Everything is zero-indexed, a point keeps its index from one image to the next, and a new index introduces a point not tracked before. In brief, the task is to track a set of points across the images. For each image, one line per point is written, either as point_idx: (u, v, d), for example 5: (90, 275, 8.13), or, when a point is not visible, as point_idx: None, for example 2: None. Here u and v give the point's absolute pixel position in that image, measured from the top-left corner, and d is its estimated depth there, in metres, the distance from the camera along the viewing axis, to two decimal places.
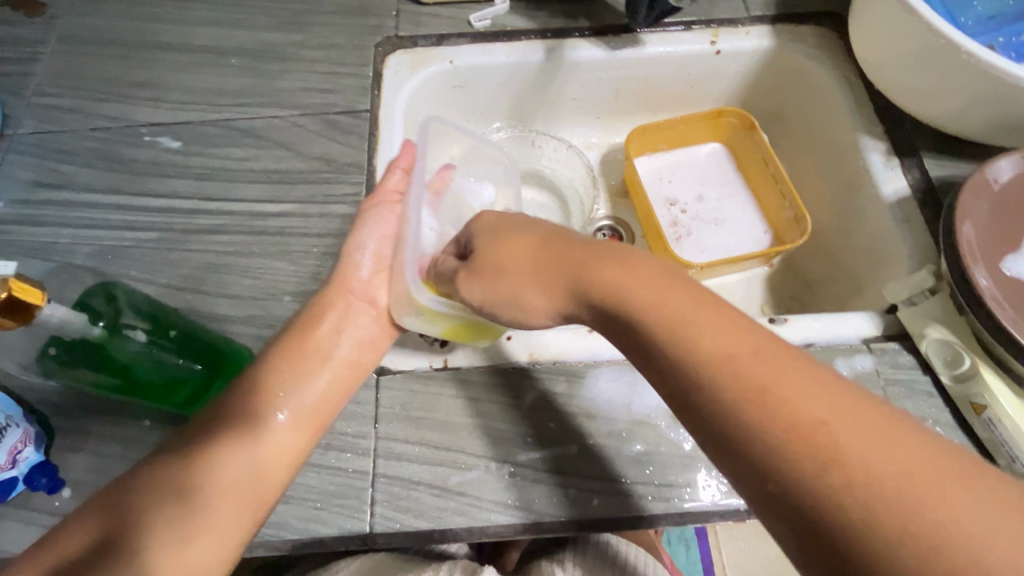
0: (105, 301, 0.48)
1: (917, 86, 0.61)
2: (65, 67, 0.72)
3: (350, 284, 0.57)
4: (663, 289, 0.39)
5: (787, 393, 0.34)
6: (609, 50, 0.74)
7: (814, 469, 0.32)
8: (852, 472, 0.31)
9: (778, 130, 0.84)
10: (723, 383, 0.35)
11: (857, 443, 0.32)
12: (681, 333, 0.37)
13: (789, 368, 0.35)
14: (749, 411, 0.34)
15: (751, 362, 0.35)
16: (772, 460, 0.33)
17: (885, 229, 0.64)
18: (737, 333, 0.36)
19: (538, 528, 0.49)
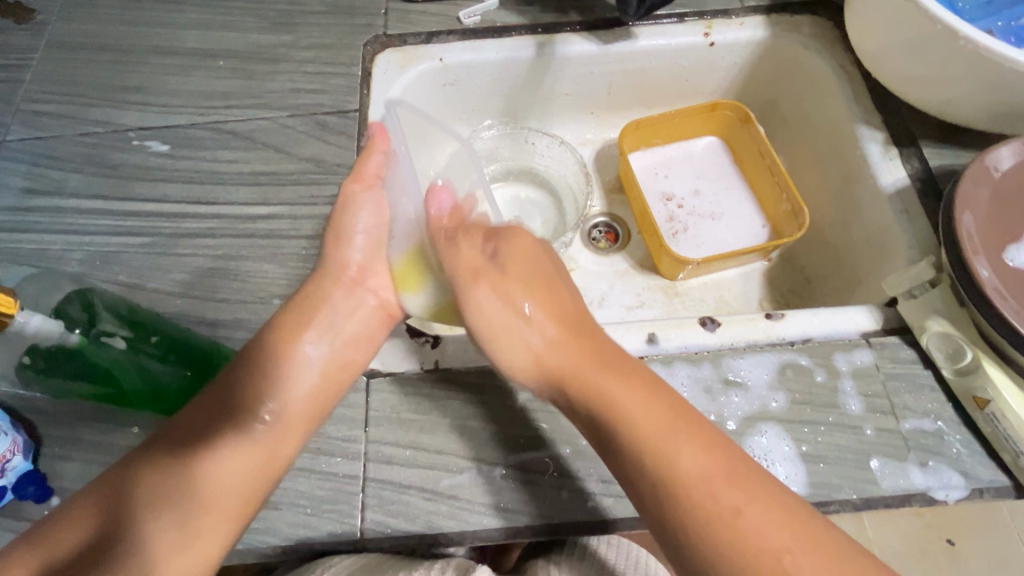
0: (81, 309, 0.49)
1: (914, 73, 0.59)
2: (54, 72, 0.72)
3: (345, 276, 0.58)
4: (596, 368, 0.48)
5: (675, 463, 0.43)
6: (601, 45, 0.73)
7: (706, 526, 0.41)
8: (723, 523, 0.40)
9: (775, 122, 0.82)
10: (643, 454, 0.44)
11: (739, 506, 0.41)
12: (615, 410, 0.46)
13: (695, 445, 0.44)
14: (660, 477, 0.43)
15: (663, 436, 0.44)
16: (660, 511, 0.42)
17: (885, 220, 0.62)
18: (661, 414, 0.45)
19: (532, 531, 0.49)
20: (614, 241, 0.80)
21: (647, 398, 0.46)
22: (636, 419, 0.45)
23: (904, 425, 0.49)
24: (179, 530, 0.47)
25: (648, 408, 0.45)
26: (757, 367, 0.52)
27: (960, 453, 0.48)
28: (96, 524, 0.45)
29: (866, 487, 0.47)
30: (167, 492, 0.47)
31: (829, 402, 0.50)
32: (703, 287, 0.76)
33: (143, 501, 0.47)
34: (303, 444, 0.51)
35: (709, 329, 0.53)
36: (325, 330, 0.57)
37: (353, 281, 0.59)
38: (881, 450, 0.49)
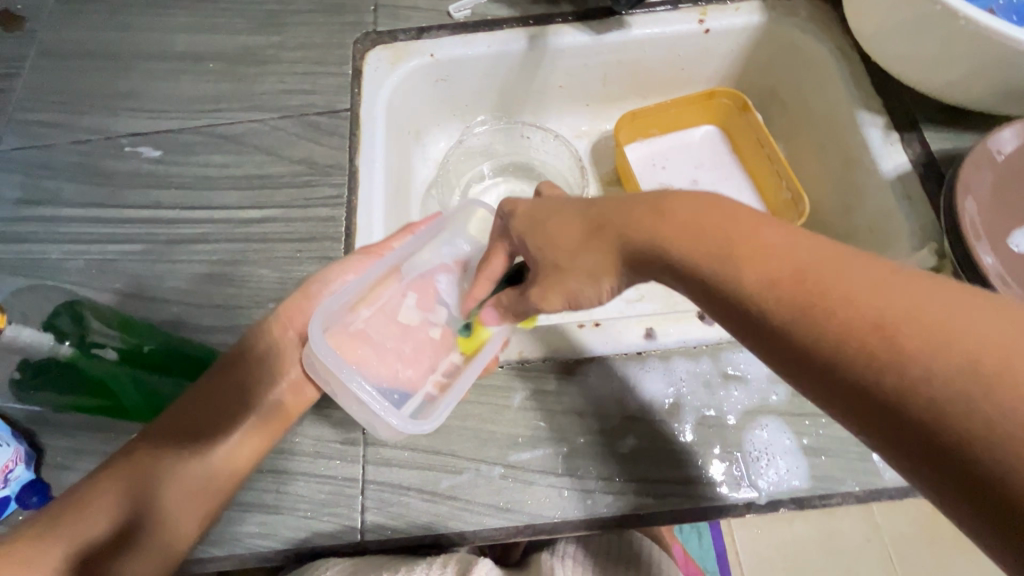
0: (73, 323, 0.56)
1: (913, 55, 0.58)
2: (45, 81, 0.71)
3: (298, 320, 0.54)
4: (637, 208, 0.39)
5: (816, 275, 0.32)
6: (594, 35, 0.72)
7: (842, 315, 0.30)
8: (904, 341, 0.28)
9: (773, 109, 0.81)
10: (713, 258, 0.35)
11: (873, 287, 0.30)
12: (678, 224, 0.37)
13: (806, 242, 0.33)
14: (760, 270, 0.33)
15: (760, 227, 0.35)
16: (814, 343, 0.31)
17: (886, 207, 0.61)
18: (749, 223, 0.35)
19: (531, 530, 0.48)
20: None
21: (725, 209, 0.37)
22: (687, 224, 0.37)
23: None
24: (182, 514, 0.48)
25: (709, 214, 0.37)
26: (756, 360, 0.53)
27: None
28: (114, 511, 0.48)
29: None
30: (175, 483, 0.49)
31: None
32: None
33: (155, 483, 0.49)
34: (302, 447, 0.51)
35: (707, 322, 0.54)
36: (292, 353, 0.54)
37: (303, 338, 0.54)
38: None
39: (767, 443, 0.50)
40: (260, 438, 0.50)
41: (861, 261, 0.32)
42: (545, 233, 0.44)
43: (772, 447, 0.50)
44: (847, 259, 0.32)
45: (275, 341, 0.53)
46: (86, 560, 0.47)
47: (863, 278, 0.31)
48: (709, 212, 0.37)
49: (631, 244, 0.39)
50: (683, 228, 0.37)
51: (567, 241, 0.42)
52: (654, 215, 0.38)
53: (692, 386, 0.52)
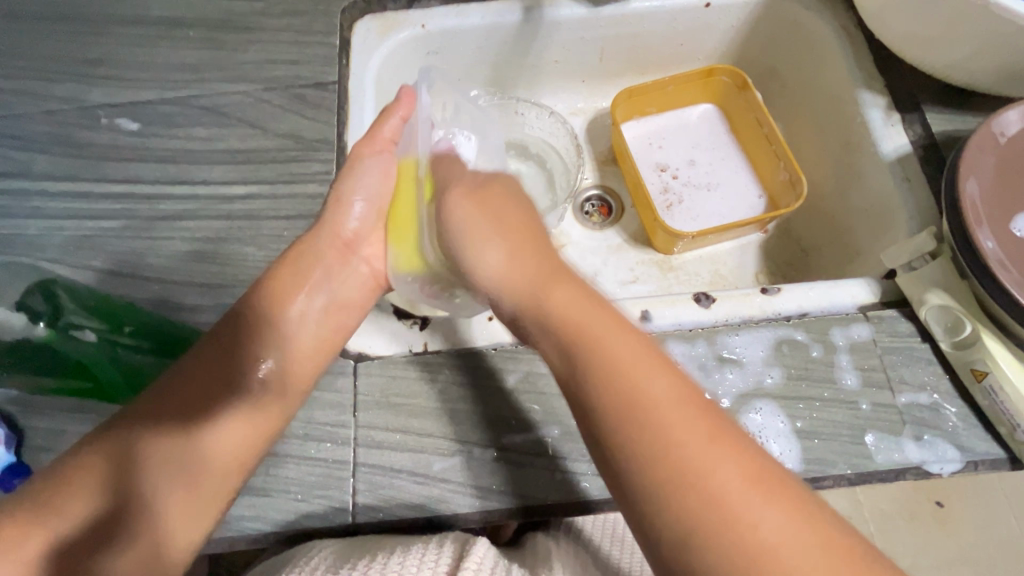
0: (44, 301, 0.51)
1: (919, 33, 0.57)
2: (14, 45, 0.68)
3: (341, 234, 0.58)
4: (603, 318, 0.44)
5: (661, 426, 0.38)
6: (591, 7, 0.70)
7: (699, 513, 0.36)
8: (716, 513, 0.36)
9: (772, 87, 0.80)
10: (629, 426, 0.39)
11: (733, 488, 0.36)
12: (629, 388, 0.40)
13: (706, 439, 0.38)
14: (650, 460, 0.38)
15: (676, 422, 0.39)
16: (658, 504, 0.37)
17: (884, 189, 0.61)
18: (675, 408, 0.39)
19: (523, 512, 0.48)
20: (607, 215, 0.78)
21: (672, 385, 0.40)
22: (631, 382, 0.40)
23: (900, 399, 0.49)
24: (187, 503, 0.46)
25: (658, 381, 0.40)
26: (753, 343, 0.51)
27: (955, 426, 0.48)
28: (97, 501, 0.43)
29: (860, 463, 0.47)
30: (175, 469, 0.46)
31: (825, 377, 0.49)
32: (698, 261, 0.74)
33: (157, 474, 0.45)
34: (292, 430, 0.50)
35: (703, 305, 0.52)
36: (321, 289, 0.56)
37: (346, 247, 0.59)
38: (877, 426, 0.48)
39: (761, 427, 0.48)
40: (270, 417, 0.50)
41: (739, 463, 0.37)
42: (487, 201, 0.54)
43: (766, 429, 0.48)
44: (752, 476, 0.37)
45: (316, 276, 0.56)
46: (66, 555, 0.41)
47: (730, 466, 0.37)
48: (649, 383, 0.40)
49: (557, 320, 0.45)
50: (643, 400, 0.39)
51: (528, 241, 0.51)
52: (582, 313, 0.44)
53: (686, 369, 0.50)
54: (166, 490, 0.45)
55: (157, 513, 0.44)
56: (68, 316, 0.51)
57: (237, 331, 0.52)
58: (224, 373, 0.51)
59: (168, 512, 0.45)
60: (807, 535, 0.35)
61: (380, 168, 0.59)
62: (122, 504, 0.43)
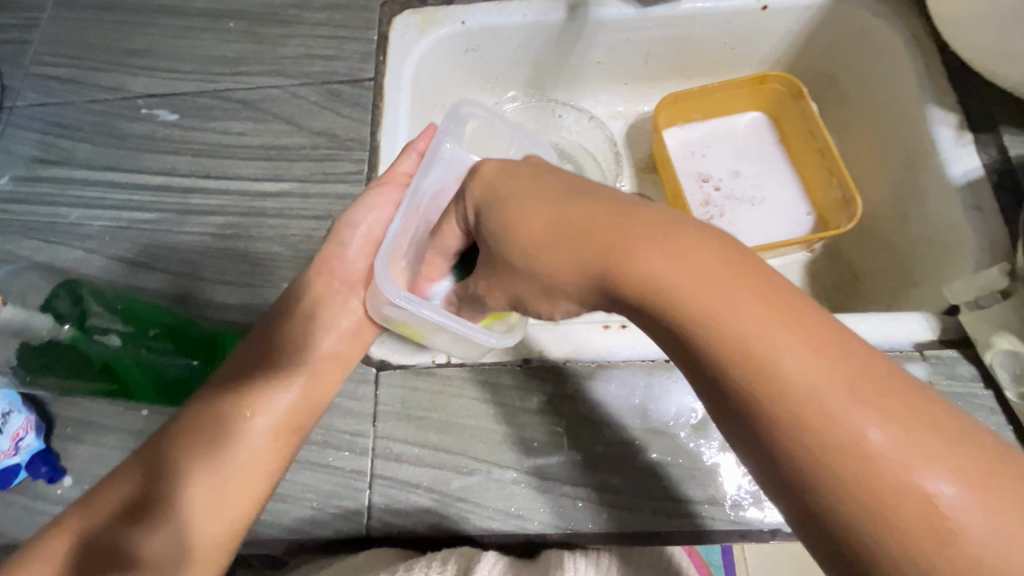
0: (71, 304, 0.55)
1: (1001, 47, 0.52)
2: (62, 33, 0.68)
3: (332, 267, 0.55)
4: (718, 278, 0.30)
5: (810, 392, 0.27)
6: (639, 8, 0.66)
7: (895, 513, 0.26)
8: (909, 506, 0.25)
9: (829, 97, 0.75)
10: (766, 403, 0.28)
11: (928, 472, 0.26)
12: (769, 362, 0.28)
13: (859, 396, 0.27)
14: (809, 447, 0.27)
15: (838, 395, 0.27)
16: (826, 502, 0.27)
17: (950, 216, 0.56)
18: (834, 374, 0.27)
19: (541, 538, 0.46)
20: None
21: (810, 343, 0.28)
22: (747, 333, 0.29)
23: None
24: (216, 499, 0.46)
25: (791, 342, 0.28)
26: None
27: None
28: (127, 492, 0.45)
29: None
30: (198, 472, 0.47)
31: None
32: None
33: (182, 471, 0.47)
34: (310, 436, 0.50)
35: None
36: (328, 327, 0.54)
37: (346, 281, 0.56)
38: None
39: None
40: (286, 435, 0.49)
41: (925, 431, 0.26)
42: (515, 215, 0.37)
43: None
44: (944, 445, 0.26)
45: (306, 304, 0.54)
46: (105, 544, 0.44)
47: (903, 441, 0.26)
48: (781, 344, 0.28)
49: (649, 250, 0.32)
50: (778, 383, 0.28)
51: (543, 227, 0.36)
52: (676, 238, 0.31)
53: None
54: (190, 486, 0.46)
55: (189, 505, 0.46)
56: (93, 322, 0.55)
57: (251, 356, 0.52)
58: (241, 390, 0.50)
59: (200, 509, 0.46)
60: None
61: (383, 197, 0.55)
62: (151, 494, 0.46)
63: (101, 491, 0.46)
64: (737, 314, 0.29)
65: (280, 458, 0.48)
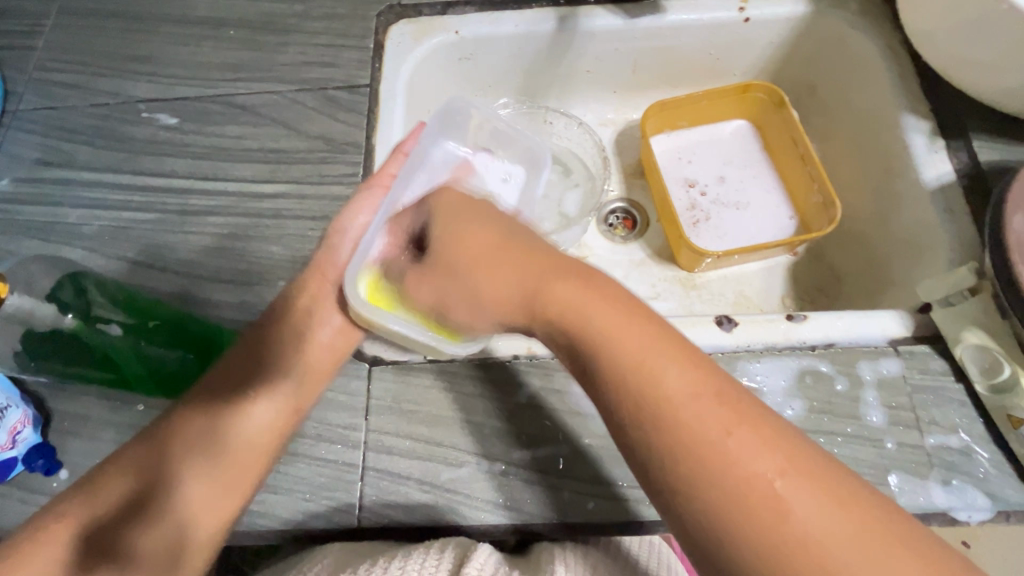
0: (74, 295, 0.57)
1: (970, 57, 0.54)
2: (65, 40, 0.70)
3: (327, 271, 0.55)
4: (597, 304, 0.37)
5: (672, 405, 0.34)
6: (627, 19, 0.69)
7: (737, 506, 0.32)
8: (750, 501, 0.32)
9: (810, 106, 0.77)
10: (638, 414, 0.35)
11: (759, 472, 0.32)
12: (644, 380, 0.35)
13: (739, 424, 0.33)
14: (676, 458, 0.34)
15: (696, 407, 0.34)
16: (688, 500, 0.33)
17: (925, 218, 0.58)
18: (694, 396, 0.34)
19: (528, 528, 0.48)
20: (632, 229, 0.77)
21: (688, 377, 0.35)
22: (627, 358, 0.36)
23: (928, 440, 0.47)
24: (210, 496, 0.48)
25: (678, 378, 0.35)
26: (774, 372, 0.49)
27: (987, 474, 0.46)
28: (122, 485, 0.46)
29: None
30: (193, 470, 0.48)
31: (849, 412, 0.48)
32: (723, 281, 0.72)
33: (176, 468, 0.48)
34: (304, 430, 0.51)
35: (725, 329, 0.51)
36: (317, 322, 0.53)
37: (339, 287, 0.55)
38: (902, 467, 0.46)
39: None
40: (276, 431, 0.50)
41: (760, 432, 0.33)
42: (456, 237, 0.42)
43: None
44: (776, 445, 0.33)
45: (301, 306, 0.54)
46: (96, 540, 0.45)
47: (770, 465, 0.32)
48: (669, 379, 0.35)
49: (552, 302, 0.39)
50: (655, 393, 0.35)
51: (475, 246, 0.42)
52: (569, 282, 0.39)
53: None
54: (189, 482, 0.48)
55: (182, 500, 0.48)
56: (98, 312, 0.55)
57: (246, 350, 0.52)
58: (235, 387, 0.51)
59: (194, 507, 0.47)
60: (845, 524, 0.31)
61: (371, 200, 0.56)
62: (150, 489, 0.47)
63: (99, 485, 0.46)
64: (630, 349, 0.36)
65: (272, 458, 0.49)
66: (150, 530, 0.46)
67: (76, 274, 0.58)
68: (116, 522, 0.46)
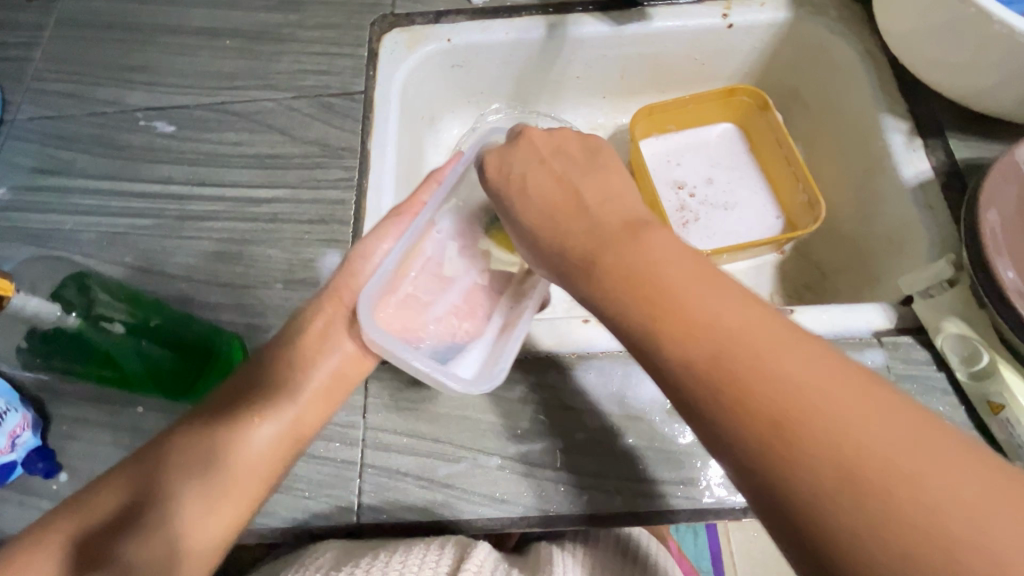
0: (77, 293, 0.51)
1: (943, 59, 0.56)
2: (62, 51, 0.71)
3: (345, 299, 0.52)
4: (663, 252, 0.37)
5: (741, 354, 0.32)
6: (614, 26, 0.71)
7: (823, 457, 0.29)
8: (839, 452, 0.29)
9: (794, 109, 0.80)
10: (707, 363, 0.33)
11: (845, 424, 0.29)
12: (712, 326, 0.33)
13: (841, 390, 0.30)
14: (747, 413, 0.31)
15: (769, 351, 0.32)
16: (762, 453, 0.30)
17: (905, 214, 0.60)
18: (768, 344, 0.32)
19: (525, 521, 0.48)
20: None
21: (761, 325, 0.33)
22: (691, 305, 0.34)
23: None
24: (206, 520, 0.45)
25: (759, 334, 0.33)
26: None
27: None
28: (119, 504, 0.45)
29: None
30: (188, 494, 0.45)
31: None
32: None
33: (171, 489, 0.45)
34: None
35: None
36: (323, 343, 0.50)
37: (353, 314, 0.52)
38: None
39: None
40: (278, 453, 0.48)
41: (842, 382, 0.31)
42: (531, 180, 0.43)
43: None
44: (862, 396, 0.30)
45: (312, 326, 0.51)
46: (86, 553, 0.44)
47: (884, 433, 0.29)
48: (765, 346, 0.32)
49: (614, 252, 0.38)
50: (723, 338, 0.33)
51: (552, 185, 0.43)
52: (628, 238, 0.38)
53: None
54: (182, 493, 0.45)
55: (176, 524, 0.45)
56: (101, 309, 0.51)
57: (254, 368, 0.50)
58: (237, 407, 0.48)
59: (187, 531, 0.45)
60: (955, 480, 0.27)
61: (396, 226, 0.53)
62: (144, 509, 0.45)
63: (94, 500, 0.45)
64: (725, 315, 0.34)
65: (272, 480, 0.48)
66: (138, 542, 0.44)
67: (76, 275, 0.53)
68: (109, 532, 0.44)
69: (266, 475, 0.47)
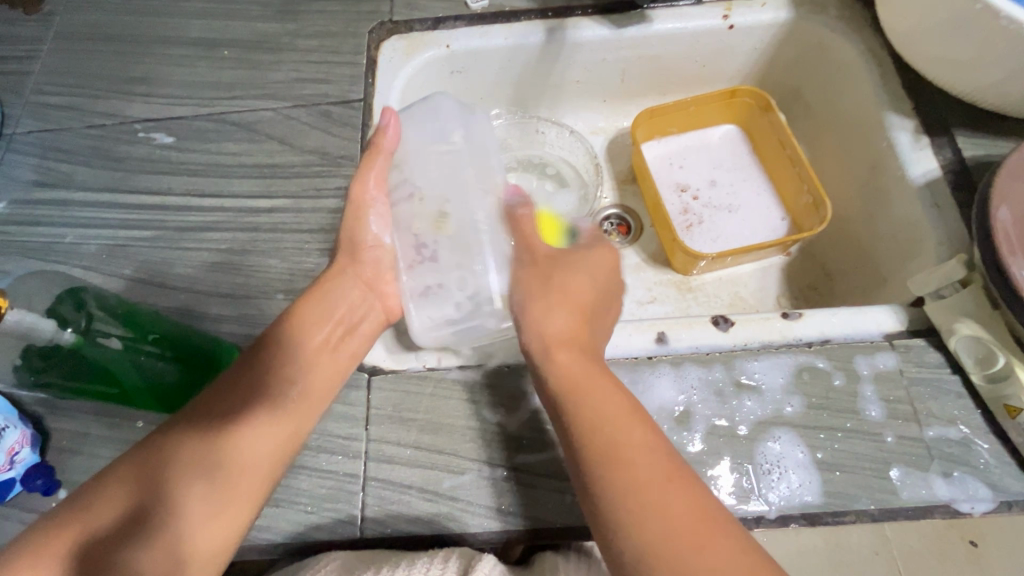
0: (74, 309, 0.50)
1: (949, 56, 0.56)
2: (61, 64, 0.71)
3: (361, 273, 0.56)
4: (584, 369, 0.46)
5: (626, 462, 0.40)
6: (613, 29, 0.70)
7: (658, 552, 0.37)
8: (672, 555, 0.37)
9: (797, 110, 0.79)
10: (596, 458, 0.41)
11: (689, 538, 0.37)
12: (605, 436, 0.42)
13: (691, 515, 0.38)
14: (618, 507, 0.39)
15: (642, 469, 0.40)
16: (618, 540, 0.39)
17: (913, 214, 0.59)
18: (646, 464, 0.40)
19: (532, 533, 0.47)
20: (626, 234, 0.78)
21: (646, 451, 0.41)
22: (597, 415, 0.43)
23: (928, 433, 0.47)
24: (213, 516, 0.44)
25: (637, 452, 0.41)
26: (772, 369, 0.49)
27: (987, 464, 0.46)
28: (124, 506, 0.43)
29: (885, 498, 0.45)
30: (197, 488, 0.45)
31: (848, 407, 0.48)
32: (719, 283, 0.73)
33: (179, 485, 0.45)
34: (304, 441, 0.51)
35: (722, 328, 0.51)
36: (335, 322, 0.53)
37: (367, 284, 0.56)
38: (902, 460, 0.46)
39: (780, 457, 0.47)
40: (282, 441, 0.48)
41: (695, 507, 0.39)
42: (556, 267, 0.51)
43: (784, 460, 0.47)
44: (708, 524, 0.38)
45: (332, 302, 0.54)
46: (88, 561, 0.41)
47: (715, 555, 0.37)
48: (642, 464, 0.40)
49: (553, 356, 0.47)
50: (612, 446, 0.41)
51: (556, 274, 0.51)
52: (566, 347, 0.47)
53: (703, 395, 0.49)
54: (191, 489, 0.45)
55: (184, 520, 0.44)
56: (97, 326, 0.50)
57: (259, 357, 0.51)
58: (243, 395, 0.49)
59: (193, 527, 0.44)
60: None
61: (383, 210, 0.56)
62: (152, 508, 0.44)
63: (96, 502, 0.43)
64: (617, 435, 0.42)
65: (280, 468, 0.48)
66: (147, 546, 0.42)
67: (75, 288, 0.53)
68: (117, 542, 0.42)
69: (272, 463, 0.47)
